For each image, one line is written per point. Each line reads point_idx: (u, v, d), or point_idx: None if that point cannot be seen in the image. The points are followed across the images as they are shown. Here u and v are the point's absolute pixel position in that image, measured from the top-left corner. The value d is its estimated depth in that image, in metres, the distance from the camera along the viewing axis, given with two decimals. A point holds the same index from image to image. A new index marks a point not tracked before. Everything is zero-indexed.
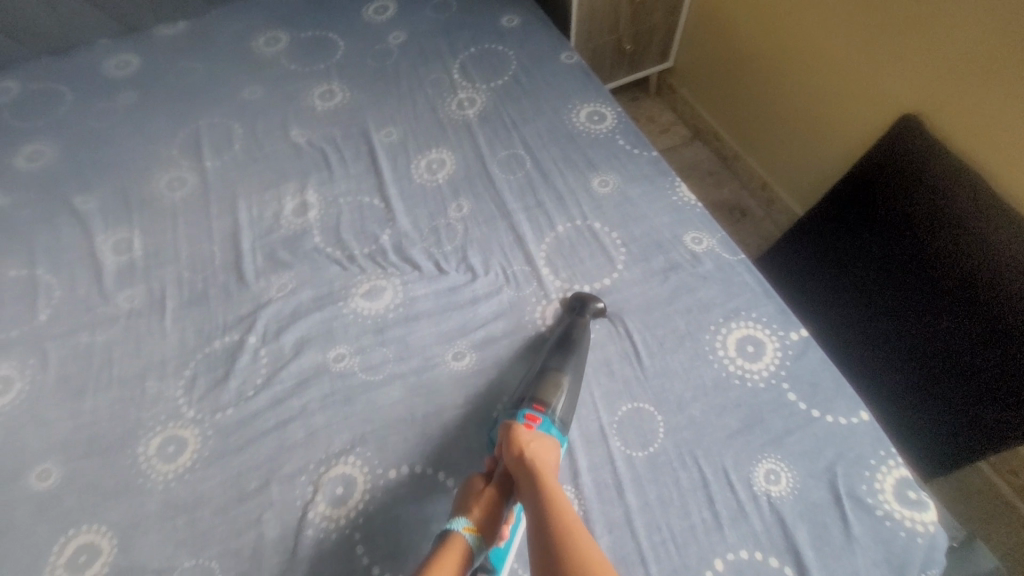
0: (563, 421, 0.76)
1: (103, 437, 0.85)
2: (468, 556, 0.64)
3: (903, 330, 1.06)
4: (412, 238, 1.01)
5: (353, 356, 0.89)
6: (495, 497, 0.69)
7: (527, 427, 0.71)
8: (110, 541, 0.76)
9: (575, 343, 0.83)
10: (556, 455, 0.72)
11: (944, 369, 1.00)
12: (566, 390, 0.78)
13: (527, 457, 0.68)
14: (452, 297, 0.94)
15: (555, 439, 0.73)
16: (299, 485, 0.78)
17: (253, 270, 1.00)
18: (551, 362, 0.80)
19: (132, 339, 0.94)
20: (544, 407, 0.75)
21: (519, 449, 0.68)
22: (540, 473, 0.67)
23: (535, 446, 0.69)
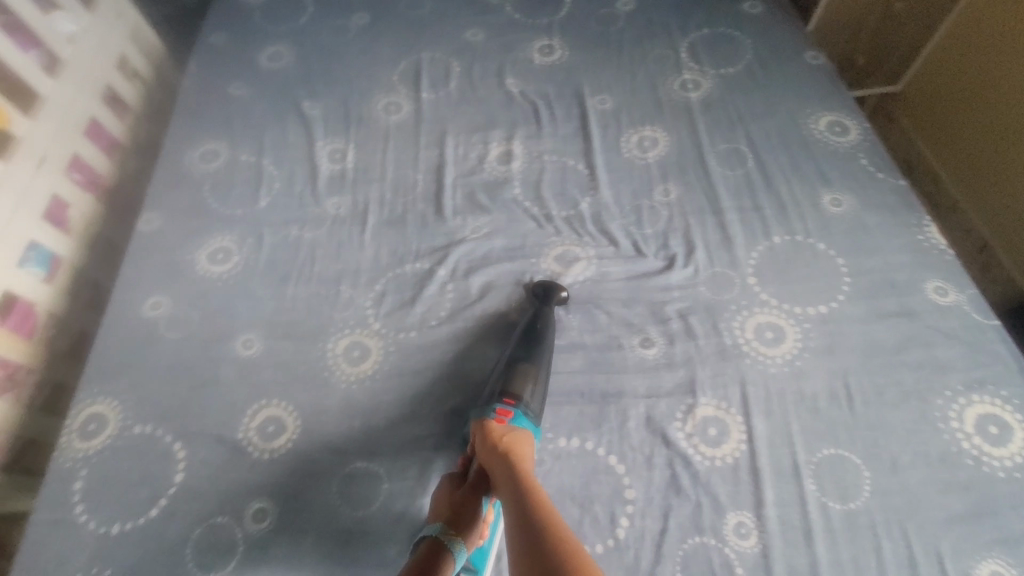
0: (535, 414, 0.74)
1: (299, 326, 0.91)
2: (445, 558, 0.63)
3: None
4: (612, 212, 0.97)
5: (538, 315, 0.87)
6: (470, 497, 0.68)
7: (494, 421, 0.70)
8: (295, 420, 0.82)
9: (542, 335, 0.81)
10: (529, 448, 0.70)
11: None
12: (538, 383, 0.75)
13: (501, 450, 0.66)
14: (647, 280, 0.88)
15: (529, 431, 0.72)
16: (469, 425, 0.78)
17: (451, 206, 1.00)
18: (516, 355, 0.78)
19: (335, 244, 1.00)
20: (515, 400, 0.73)
21: (492, 443, 0.67)
22: (512, 467, 0.65)
23: (501, 440, 0.68)
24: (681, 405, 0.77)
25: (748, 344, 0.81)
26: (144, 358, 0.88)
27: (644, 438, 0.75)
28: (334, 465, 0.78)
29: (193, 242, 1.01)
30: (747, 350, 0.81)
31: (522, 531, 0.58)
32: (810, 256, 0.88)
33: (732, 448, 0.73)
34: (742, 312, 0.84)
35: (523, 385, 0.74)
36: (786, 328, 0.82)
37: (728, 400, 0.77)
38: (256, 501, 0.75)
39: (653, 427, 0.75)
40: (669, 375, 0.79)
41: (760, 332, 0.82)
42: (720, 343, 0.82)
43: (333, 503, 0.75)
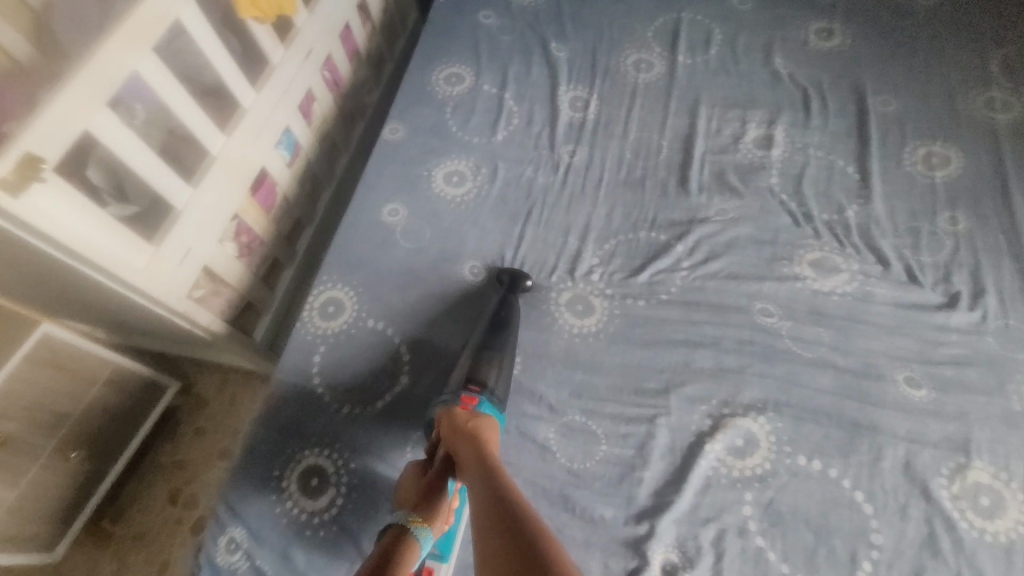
0: (498, 400, 0.74)
1: (524, 266, 0.91)
2: (409, 541, 0.61)
3: None
4: (884, 229, 0.86)
5: (785, 319, 0.80)
6: (436, 484, 0.67)
7: (460, 407, 0.70)
8: (514, 357, 0.81)
9: (507, 323, 0.81)
10: (495, 434, 0.70)
11: None
12: (502, 368, 0.76)
13: (467, 434, 0.66)
14: (919, 314, 0.78)
15: (494, 417, 0.71)
16: (697, 413, 0.74)
17: (698, 181, 0.94)
18: (482, 342, 0.78)
19: (567, 193, 0.97)
20: (481, 388, 0.73)
21: (457, 426, 0.67)
22: (476, 452, 0.64)
23: (462, 424, 0.67)
24: (948, 461, 0.68)
25: None
26: (379, 260, 0.93)
27: (899, 484, 0.67)
28: (550, 411, 0.76)
29: (431, 161, 1.03)
30: None
31: (488, 514, 0.56)
32: None
33: (1008, 527, 0.64)
34: None
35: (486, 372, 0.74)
36: None
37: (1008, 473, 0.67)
38: None
39: (912, 475, 0.68)
40: (936, 425, 0.70)
41: None
42: (1004, 406, 0.71)
43: (546, 448, 0.74)
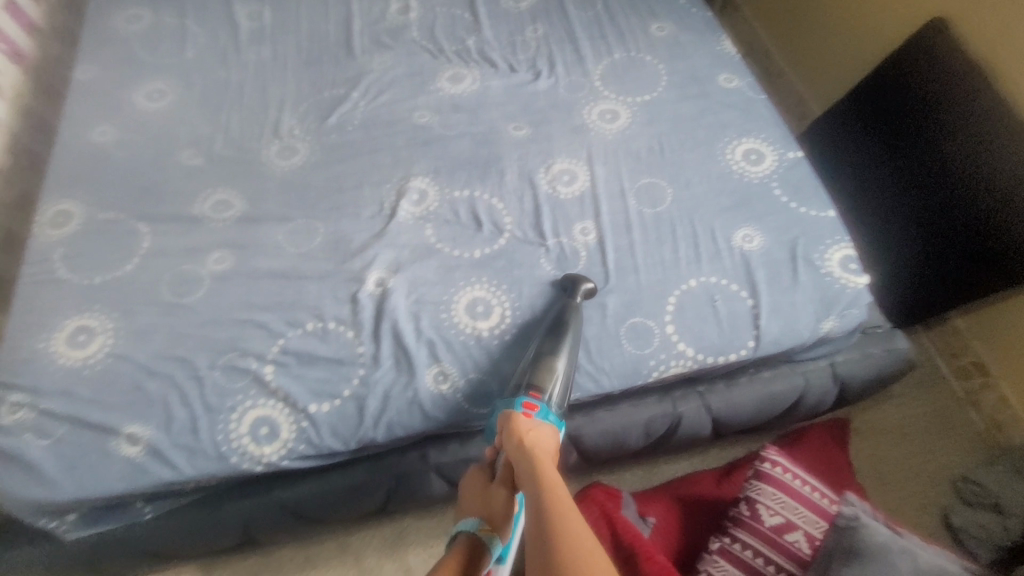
0: (558, 409, 0.77)
1: (236, 140, 1.09)
2: (479, 554, 0.67)
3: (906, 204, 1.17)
4: (492, 46, 1.19)
5: (434, 116, 1.08)
6: (503, 494, 0.73)
7: (521, 415, 0.73)
8: (240, 200, 1.00)
9: (565, 322, 0.82)
10: (555, 441, 0.72)
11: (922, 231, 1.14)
12: (562, 371, 0.78)
13: (526, 443, 0.69)
14: (520, 87, 1.12)
15: (553, 425, 0.74)
16: (385, 189, 1.00)
17: (359, 46, 1.19)
18: (540, 349, 0.79)
19: (260, 81, 1.16)
20: (541, 395, 0.75)
21: (517, 435, 0.70)
22: (531, 461, 0.66)
23: (515, 435, 0.70)
24: (543, 163, 1.02)
25: (593, 123, 1.07)
26: (100, 171, 1.04)
27: (518, 183, 0.99)
28: (279, 222, 0.97)
29: (130, 87, 1.15)
30: (592, 127, 1.06)
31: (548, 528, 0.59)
32: (641, 64, 1.15)
33: (580, 185, 0.99)
34: (590, 104, 1.09)
35: (545, 383, 0.76)
36: (621, 111, 1.08)
37: (577, 158, 1.02)
38: (216, 251, 0.94)
39: (524, 176, 1.00)
40: (535, 146, 1.04)
41: (602, 115, 1.08)
42: (573, 123, 1.07)
43: (280, 247, 0.95)
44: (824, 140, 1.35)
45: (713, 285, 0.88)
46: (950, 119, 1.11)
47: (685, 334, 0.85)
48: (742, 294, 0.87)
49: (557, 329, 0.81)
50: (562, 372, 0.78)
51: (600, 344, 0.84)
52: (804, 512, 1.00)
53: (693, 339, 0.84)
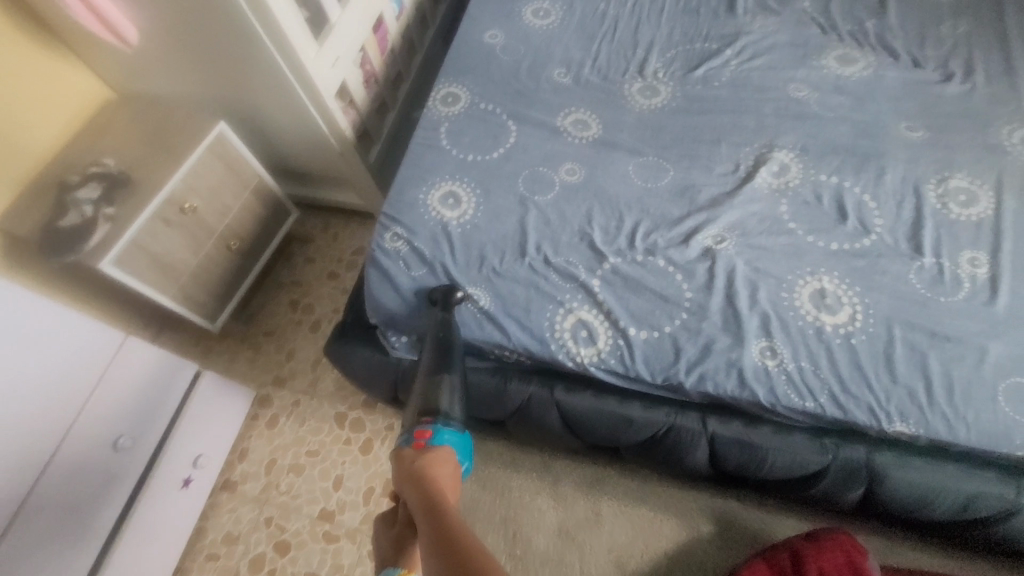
0: (456, 425, 0.81)
1: (602, 69, 1.14)
2: None
3: None
4: (897, 32, 1.06)
5: (810, 93, 1.01)
6: (410, 532, 0.71)
7: (409, 450, 0.74)
8: (597, 124, 1.06)
9: (449, 343, 0.87)
10: (450, 462, 0.74)
11: None
12: (451, 389, 0.84)
13: (415, 470, 0.70)
14: (923, 86, 0.99)
15: (449, 446, 0.76)
16: (742, 152, 0.97)
17: (743, 5, 1.15)
18: (431, 367, 0.85)
19: (635, 20, 1.20)
20: (432, 418, 0.79)
21: (408, 464, 0.71)
22: (421, 490, 0.68)
23: (400, 469, 0.72)
24: (935, 175, 0.89)
25: (1010, 147, 0.90)
26: (485, 68, 1.17)
27: (898, 188, 0.89)
28: (631, 154, 1.01)
29: None
30: (1010, 151, 0.90)
31: (442, 553, 0.58)
32: None
33: (979, 211, 0.85)
34: (1013, 125, 0.92)
35: (438, 405, 0.81)
36: None
37: (982, 180, 0.88)
38: (569, 163, 1.02)
39: (908, 182, 0.89)
40: (928, 153, 0.91)
41: None
42: (984, 141, 0.91)
43: (628, 177, 0.98)
44: None
45: None
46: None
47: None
48: None
49: (446, 348, 0.87)
50: (446, 395, 0.83)
51: (967, 390, 0.73)
52: None
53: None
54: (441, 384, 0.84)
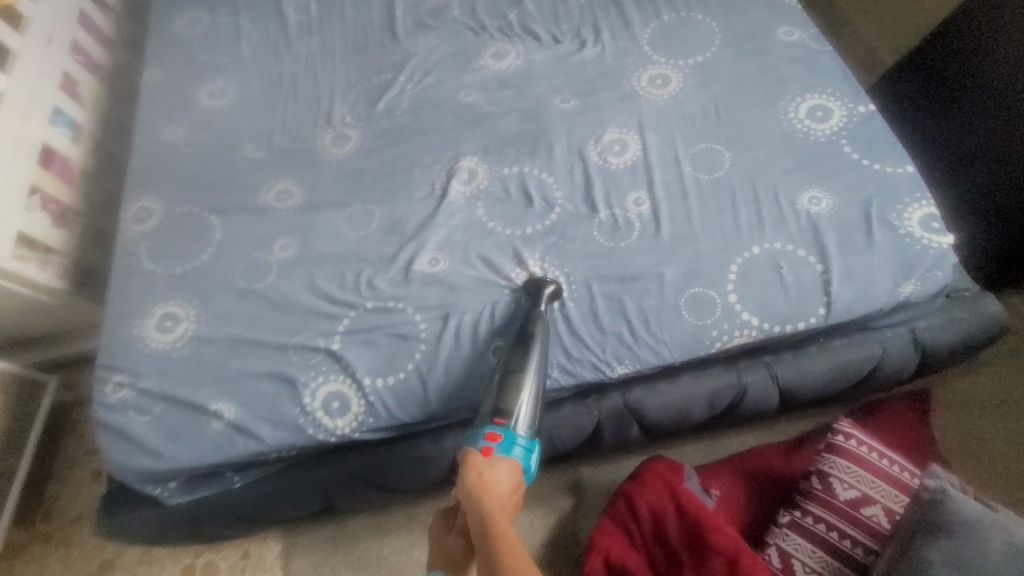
0: (528, 433, 0.76)
1: (293, 131, 1.13)
2: None
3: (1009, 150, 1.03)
4: (534, 17, 1.18)
5: (478, 95, 1.10)
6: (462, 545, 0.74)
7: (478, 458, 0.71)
8: (300, 188, 1.05)
9: (528, 335, 0.81)
10: (515, 477, 0.72)
11: None
12: (529, 395, 0.77)
13: (472, 486, 0.68)
14: (565, 59, 1.11)
15: (515, 458, 0.73)
16: (436, 170, 1.02)
17: (403, 30, 1.21)
18: (507, 365, 0.79)
19: (313, 72, 1.20)
20: (505, 421, 0.75)
21: (469, 478, 0.69)
22: (476, 508, 0.66)
23: (470, 478, 0.69)
24: (592, 135, 1.00)
25: (641, 91, 1.04)
26: (174, 168, 1.11)
27: (566, 158, 0.98)
28: (338, 206, 1.01)
29: (194, 86, 1.21)
30: (642, 94, 1.03)
31: None
32: (692, 24, 1.10)
33: (631, 155, 0.97)
34: (638, 71, 1.06)
35: (510, 406, 0.76)
36: (672, 75, 1.04)
37: (628, 127, 1.00)
38: (281, 238, 0.99)
39: (573, 150, 0.99)
40: (582, 118, 1.02)
41: (652, 80, 1.05)
42: (621, 92, 1.04)
43: (341, 230, 0.98)
44: (900, 90, 1.22)
45: (779, 252, 0.85)
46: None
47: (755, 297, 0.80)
48: (809, 259, 0.83)
49: (524, 339, 0.81)
50: (524, 396, 0.77)
51: (659, 316, 0.83)
52: (882, 486, 0.95)
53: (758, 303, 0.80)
54: (517, 385, 0.77)
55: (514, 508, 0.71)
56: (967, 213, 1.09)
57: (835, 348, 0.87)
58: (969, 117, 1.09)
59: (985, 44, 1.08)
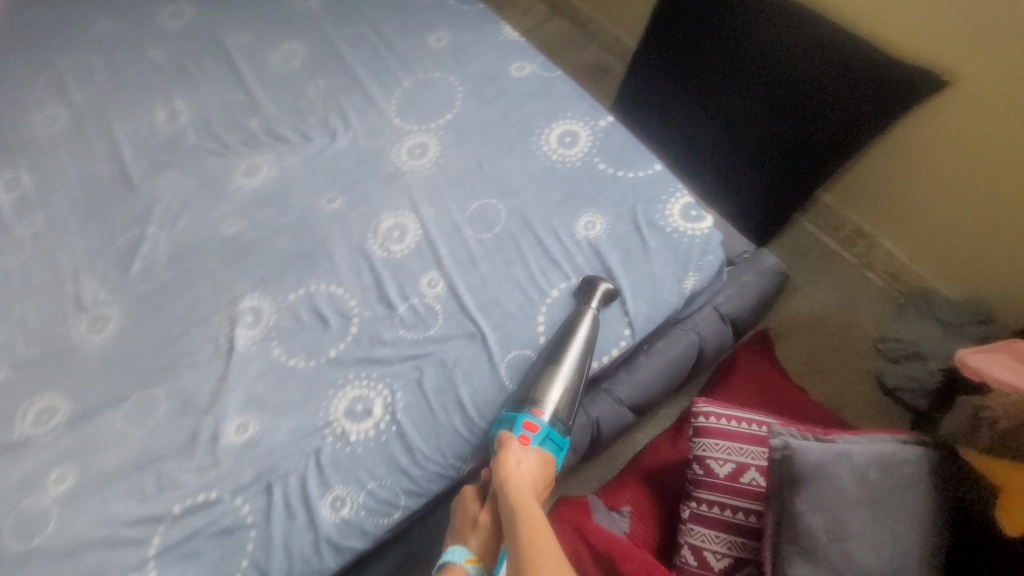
0: (559, 427, 0.76)
1: (38, 331, 0.93)
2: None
3: (738, 139, 1.20)
4: (278, 119, 1.12)
5: (240, 221, 1.00)
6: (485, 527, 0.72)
7: (516, 442, 0.72)
8: (65, 400, 0.87)
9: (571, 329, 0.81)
10: (545, 466, 0.72)
11: (774, 148, 1.15)
12: (570, 391, 0.77)
13: (508, 469, 0.68)
14: (320, 156, 1.05)
15: (545, 447, 0.74)
16: (215, 322, 0.90)
17: (137, 174, 1.07)
18: (550, 358, 0.79)
19: (44, 253, 1.01)
20: (543, 414, 0.75)
21: (506, 459, 0.69)
22: (511, 488, 0.67)
23: (511, 460, 0.70)
24: (370, 227, 0.96)
25: (404, 166, 1.02)
26: None
27: (351, 261, 0.93)
28: (114, 405, 0.85)
29: None
30: (404, 168, 1.01)
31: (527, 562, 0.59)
32: (433, 83, 1.10)
33: (412, 237, 0.94)
34: (396, 145, 1.04)
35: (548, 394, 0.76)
36: (428, 141, 1.04)
37: (401, 208, 0.97)
38: (54, 470, 0.82)
39: (355, 251, 0.94)
40: (355, 214, 0.98)
41: (411, 152, 1.03)
42: (385, 173, 1.01)
43: (123, 433, 0.83)
44: (633, 116, 1.36)
45: (574, 287, 0.86)
46: (752, 39, 1.13)
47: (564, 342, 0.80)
48: (601, 284, 0.86)
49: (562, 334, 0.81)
50: (563, 387, 0.77)
51: (486, 396, 0.80)
52: (750, 449, 1.01)
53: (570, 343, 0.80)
54: (559, 377, 0.77)
55: (543, 492, 0.72)
56: (726, 198, 1.26)
57: (659, 348, 0.92)
58: (696, 119, 1.25)
59: (686, 53, 1.22)
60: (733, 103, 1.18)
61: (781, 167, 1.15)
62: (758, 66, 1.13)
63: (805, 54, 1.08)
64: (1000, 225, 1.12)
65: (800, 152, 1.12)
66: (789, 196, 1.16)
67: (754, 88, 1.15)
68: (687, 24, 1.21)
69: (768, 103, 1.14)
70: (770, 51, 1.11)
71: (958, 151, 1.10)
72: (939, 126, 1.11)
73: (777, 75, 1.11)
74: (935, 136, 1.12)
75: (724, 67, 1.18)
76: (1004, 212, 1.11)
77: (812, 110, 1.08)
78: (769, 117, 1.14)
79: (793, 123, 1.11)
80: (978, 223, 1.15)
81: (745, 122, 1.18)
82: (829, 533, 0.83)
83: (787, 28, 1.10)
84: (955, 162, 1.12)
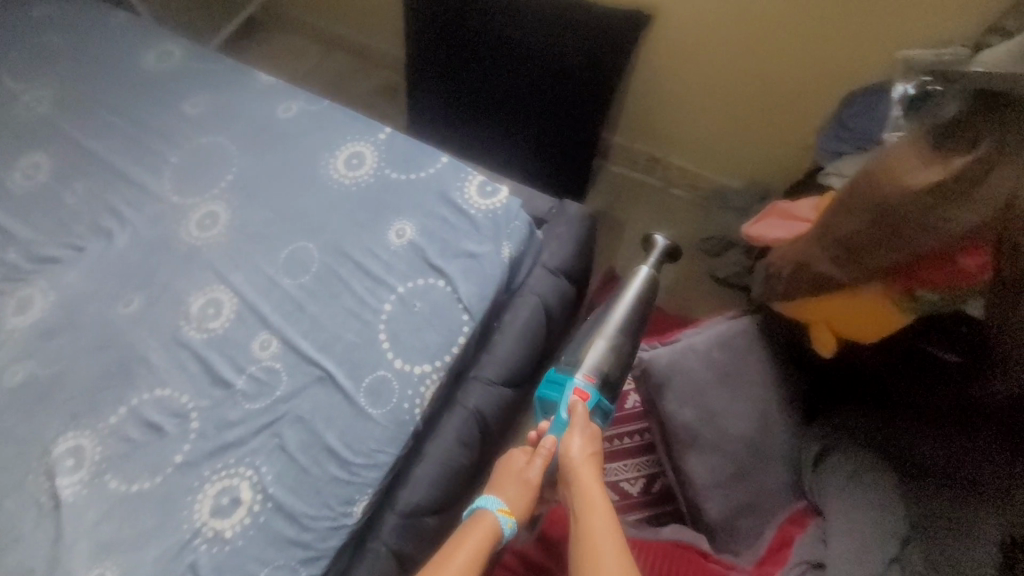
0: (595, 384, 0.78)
1: None
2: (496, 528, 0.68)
3: (513, 114, 1.29)
4: (39, 240, 0.99)
5: (27, 364, 0.87)
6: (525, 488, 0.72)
7: (581, 412, 0.74)
8: None
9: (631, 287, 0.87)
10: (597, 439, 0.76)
11: (545, 112, 1.26)
12: (615, 353, 0.81)
13: (582, 443, 0.72)
14: (101, 263, 0.96)
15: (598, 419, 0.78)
16: (29, 484, 0.78)
17: None
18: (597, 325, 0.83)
19: None
20: (592, 379, 0.78)
21: (582, 430, 0.73)
22: (583, 462, 0.70)
23: (580, 436, 0.72)
24: (181, 315, 0.89)
25: (199, 240, 0.96)
26: None
27: (171, 357, 0.86)
28: None
29: None
30: (199, 243, 0.96)
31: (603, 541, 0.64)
32: (203, 151, 1.05)
33: (229, 308, 0.89)
34: (183, 224, 0.98)
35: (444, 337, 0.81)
36: (217, 208, 0.98)
37: (208, 284, 0.92)
38: None
39: (172, 344, 0.87)
40: (160, 308, 0.90)
41: (201, 224, 0.97)
42: (180, 254, 0.95)
43: None
44: (419, 121, 1.38)
45: (405, 295, 0.87)
46: (491, 25, 1.22)
47: (599, 333, 0.82)
48: (430, 281, 0.88)
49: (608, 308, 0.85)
50: (604, 349, 0.80)
51: (354, 431, 0.79)
52: None
53: (569, 369, 0.79)
54: (600, 335, 0.82)
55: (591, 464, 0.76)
56: (525, 170, 1.34)
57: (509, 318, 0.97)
58: (479, 113, 1.32)
59: (447, 56, 1.28)
60: (498, 83, 1.27)
61: (556, 127, 1.26)
62: (505, 45, 1.22)
63: (539, 25, 1.20)
64: (746, 108, 1.30)
65: (564, 110, 1.24)
66: (573, 149, 1.28)
67: (513, 68, 1.24)
68: (434, 25, 1.25)
69: (524, 77, 1.24)
70: (514, 32, 1.21)
71: (691, 62, 1.28)
72: (673, 42, 1.26)
73: (523, 51, 1.22)
74: (674, 52, 1.28)
75: (478, 54, 1.25)
76: (745, 96, 1.28)
77: (559, 73, 1.21)
78: (530, 88, 1.24)
79: (551, 87, 1.23)
80: (735, 115, 1.32)
81: (514, 97, 1.27)
82: (700, 420, 0.94)
83: (518, 9, 1.20)
84: (694, 71, 1.29)
